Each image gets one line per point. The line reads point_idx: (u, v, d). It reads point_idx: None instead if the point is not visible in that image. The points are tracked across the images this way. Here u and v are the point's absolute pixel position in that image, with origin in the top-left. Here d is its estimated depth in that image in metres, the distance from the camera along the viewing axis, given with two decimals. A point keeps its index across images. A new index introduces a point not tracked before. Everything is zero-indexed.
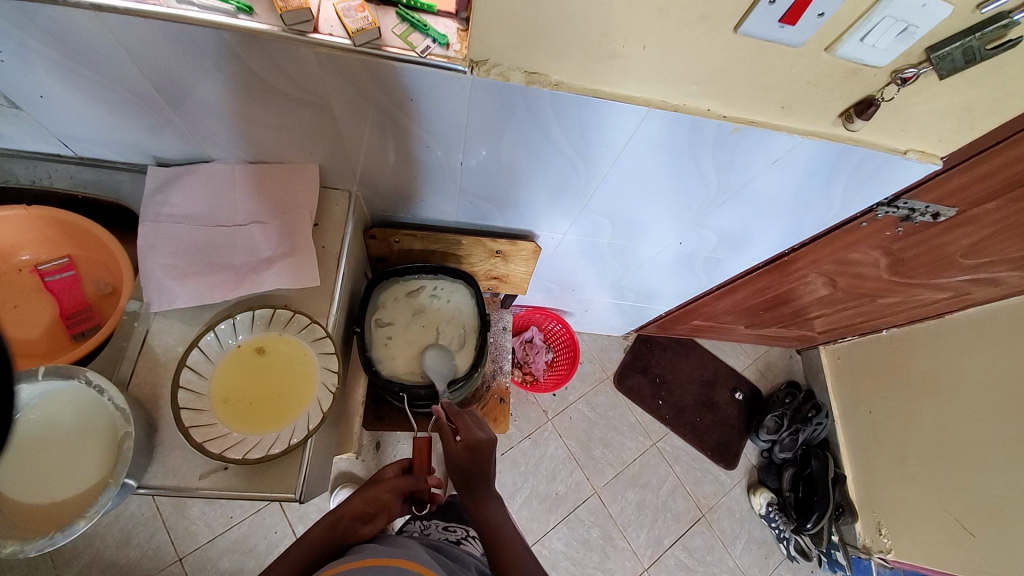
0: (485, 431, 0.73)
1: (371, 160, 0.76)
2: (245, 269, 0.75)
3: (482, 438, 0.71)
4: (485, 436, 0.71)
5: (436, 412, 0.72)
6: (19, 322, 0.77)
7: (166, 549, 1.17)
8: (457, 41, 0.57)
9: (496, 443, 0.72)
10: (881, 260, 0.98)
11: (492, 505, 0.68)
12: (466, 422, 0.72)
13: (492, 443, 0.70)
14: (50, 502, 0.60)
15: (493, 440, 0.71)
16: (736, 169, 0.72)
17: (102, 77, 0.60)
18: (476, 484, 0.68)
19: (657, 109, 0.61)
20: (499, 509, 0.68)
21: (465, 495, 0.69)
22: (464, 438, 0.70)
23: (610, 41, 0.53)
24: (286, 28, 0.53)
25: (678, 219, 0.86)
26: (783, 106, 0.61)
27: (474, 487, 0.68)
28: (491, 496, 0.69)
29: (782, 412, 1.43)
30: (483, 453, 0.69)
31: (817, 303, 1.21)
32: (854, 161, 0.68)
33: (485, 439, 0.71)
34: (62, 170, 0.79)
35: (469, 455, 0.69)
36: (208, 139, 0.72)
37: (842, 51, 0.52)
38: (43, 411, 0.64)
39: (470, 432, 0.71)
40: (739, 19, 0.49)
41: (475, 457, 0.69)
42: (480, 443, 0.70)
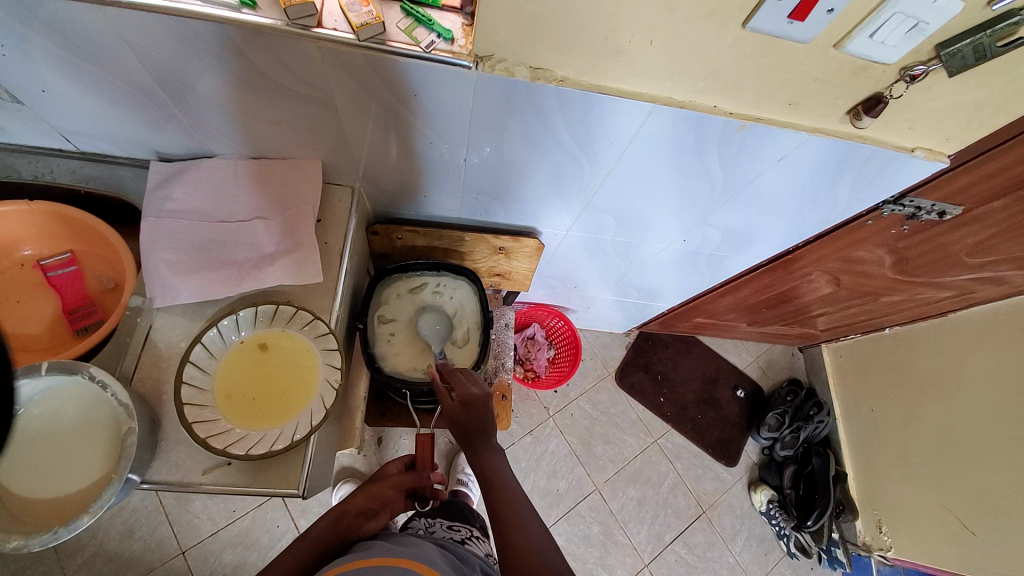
0: (479, 386, 0.72)
1: (373, 155, 0.75)
2: (248, 265, 0.75)
3: (476, 394, 0.70)
4: (479, 390, 0.70)
5: (429, 374, 0.73)
6: (21, 317, 0.77)
7: (169, 543, 1.18)
8: (462, 36, 0.56)
9: (493, 397, 0.71)
10: (886, 259, 0.98)
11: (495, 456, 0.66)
12: (458, 379, 0.71)
13: (486, 398, 0.70)
14: (53, 497, 0.61)
15: (487, 393, 0.71)
16: (742, 165, 0.71)
17: (103, 72, 0.60)
18: (476, 439, 0.67)
19: (664, 106, 0.60)
20: (502, 462, 0.66)
21: (468, 449, 0.68)
22: (459, 394, 0.70)
23: (616, 37, 0.53)
24: (289, 22, 0.53)
25: (681, 216, 0.86)
26: (790, 103, 0.60)
27: (475, 438, 0.67)
28: (493, 447, 0.67)
29: (783, 409, 1.43)
30: (478, 407, 0.69)
31: (820, 301, 1.20)
32: (861, 159, 0.68)
33: (479, 394, 0.70)
34: (64, 165, 0.79)
35: (465, 411, 0.69)
36: (210, 134, 0.72)
37: (851, 48, 0.51)
38: (46, 406, 0.64)
39: (462, 388, 0.70)
40: (748, 15, 0.49)
41: (469, 413, 0.69)
42: (474, 398, 0.70)
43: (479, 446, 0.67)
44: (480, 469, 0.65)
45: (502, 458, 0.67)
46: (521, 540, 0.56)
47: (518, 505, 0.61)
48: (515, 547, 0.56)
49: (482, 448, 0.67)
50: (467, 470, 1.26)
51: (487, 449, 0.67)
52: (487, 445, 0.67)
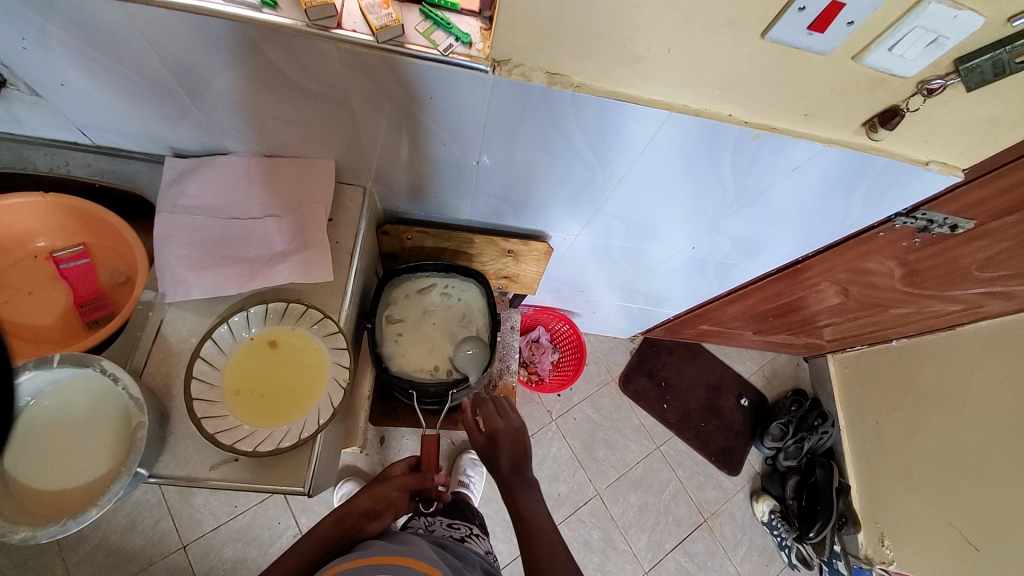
0: (509, 418, 0.73)
1: (386, 156, 0.76)
2: (259, 262, 0.75)
3: (505, 426, 0.71)
4: (507, 424, 0.72)
5: (459, 407, 0.74)
6: (33, 308, 0.78)
7: (171, 537, 1.18)
8: (480, 39, 0.56)
9: (523, 429, 0.72)
10: (895, 270, 0.97)
11: (529, 494, 0.67)
12: (486, 412, 0.73)
13: (516, 430, 0.71)
14: (63, 489, 0.61)
15: (516, 427, 0.72)
16: (755, 174, 0.71)
17: (123, 67, 0.61)
18: (510, 474, 0.68)
19: (679, 114, 0.61)
20: (535, 498, 0.67)
21: (502, 484, 0.68)
22: (488, 427, 0.72)
23: (633, 44, 0.53)
24: (310, 23, 0.53)
25: (692, 224, 0.86)
26: (805, 114, 0.60)
27: (508, 472, 0.68)
28: (528, 483, 0.68)
29: (788, 420, 1.43)
30: (509, 440, 0.70)
31: (827, 311, 1.20)
32: (875, 171, 0.68)
33: (508, 429, 0.71)
34: (79, 159, 0.80)
35: (493, 445, 0.70)
36: (225, 131, 0.72)
37: (869, 60, 0.51)
38: (57, 399, 0.64)
39: (490, 422, 0.72)
40: (767, 25, 0.49)
41: (500, 447, 0.70)
42: (505, 431, 0.71)
43: (513, 481, 0.68)
44: (512, 503, 0.67)
45: (536, 492, 0.68)
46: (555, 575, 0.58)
47: (550, 538, 0.62)
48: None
49: (517, 483, 0.68)
50: (469, 471, 1.26)
51: (522, 484, 0.68)
52: (521, 480, 0.68)
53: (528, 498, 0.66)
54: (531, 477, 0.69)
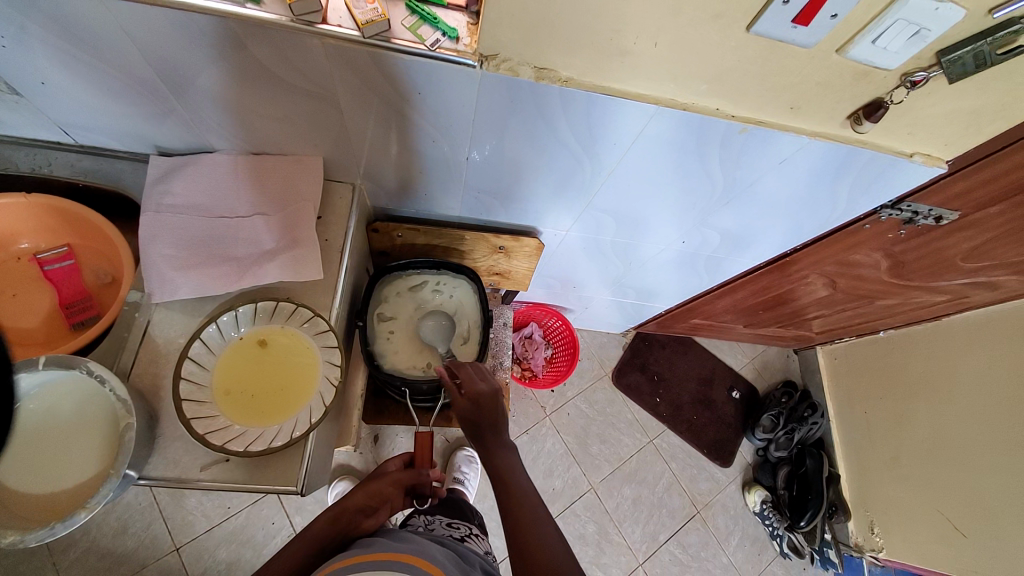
0: (488, 380, 0.73)
1: (374, 153, 0.75)
2: (248, 261, 0.74)
3: (483, 390, 0.71)
4: (488, 387, 0.71)
5: (438, 372, 0.72)
6: (17, 311, 0.76)
7: (163, 539, 1.17)
8: (467, 34, 0.56)
9: (500, 392, 0.72)
10: (881, 262, 0.99)
11: (506, 452, 0.68)
12: (466, 375, 0.72)
13: (494, 394, 0.70)
14: (50, 491, 0.60)
15: (497, 390, 0.71)
16: (743, 167, 0.71)
17: (104, 64, 0.60)
18: (488, 437, 0.69)
19: (667, 107, 0.61)
20: (514, 460, 0.67)
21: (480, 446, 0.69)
22: (468, 391, 0.71)
23: (620, 38, 0.53)
24: (294, 18, 0.53)
25: (681, 218, 0.86)
26: (792, 107, 0.61)
27: (485, 435, 0.69)
28: (504, 443, 0.68)
29: (778, 411, 1.44)
30: (487, 403, 0.70)
31: (816, 304, 1.21)
32: (861, 164, 0.69)
33: (488, 390, 0.71)
34: (62, 158, 0.78)
35: (475, 407, 0.70)
36: (210, 128, 0.71)
37: (854, 53, 0.52)
38: (43, 401, 0.63)
39: (472, 386, 0.71)
40: (753, 18, 0.49)
41: (478, 411, 0.70)
42: (483, 394, 0.70)
43: (491, 443, 0.68)
44: (492, 466, 0.67)
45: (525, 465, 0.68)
46: (535, 540, 0.58)
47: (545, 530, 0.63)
48: (529, 548, 0.57)
49: (495, 444, 0.68)
50: (464, 467, 1.26)
51: (499, 446, 0.68)
52: (499, 441, 0.68)
53: (505, 456, 0.67)
54: (507, 437, 0.69)
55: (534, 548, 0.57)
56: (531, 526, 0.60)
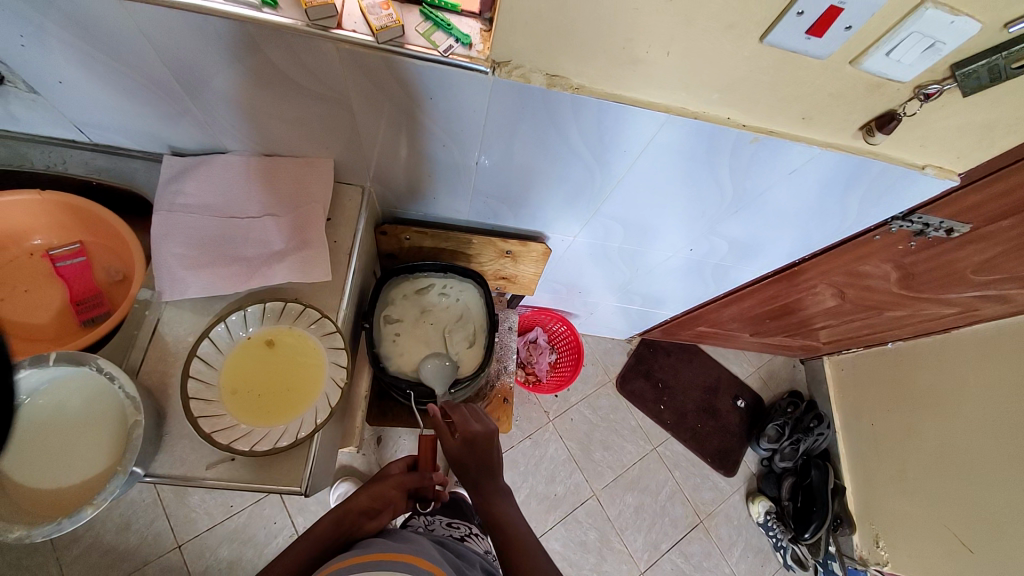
0: (482, 422, 0.72)
1: (384, 156, 0.76)
2: (257, 262, 0.75)
3: (478, 431, 0.70)
4: (482, 427, 0.71)
5: (430, 412, 0.72)
6: (29, 307, 0.77)
7: (166, 536, 1.18)
8: (480, 41, 0.57)
9: (495, 433, 0.71)
10: (891, 274, 0.98)
11: (503, 498, 0.67)
12: (460, 416, 0.71)
13: (489, 434, 0.70)
14: (56, 487, 0.61)
15: (491, 431, 0.71)
16: (753, 177, 0.71)
17: (121, 65, 0.60)
18: (483, 483, 0.68)
19: (677, 116, 0.61)
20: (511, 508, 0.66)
21: (476, 492, 0.68)
22: (461, 431, 0.70)
23: (633, 47, 0.53)
24: (309, 22, 0.53)
25: (690, 226, 0.86)
26: (803, 118, 0.61)
27: (481, 481, 0.68)
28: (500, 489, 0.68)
29: (783, 421, 1.43)
30: (481, 445, 0.69)
31: (823, 314, 1.20)
32: (872, 175, 0.68)
33: (483, 431, 0.70)
34: (77, 157, 0.79)
35: (468, 450, 0.69)
36: (223, 129, 0.72)
37: (867, 64, 0.52)
38: (52, 397, 0.64)
39: (465, 426, 0.70)
40: (766, 29, 0.49)
41: (472, 456, 0.69)
42: (478, 436, 0.70)
43: (488, 489, 0.68)
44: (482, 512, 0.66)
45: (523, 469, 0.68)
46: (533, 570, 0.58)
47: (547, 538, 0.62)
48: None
49: (491, 491, 0.67)
50: None
51: (496, 492, 0.67)
52: (495, 487, 0.68)
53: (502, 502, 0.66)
54: (502, 482, 0.69)
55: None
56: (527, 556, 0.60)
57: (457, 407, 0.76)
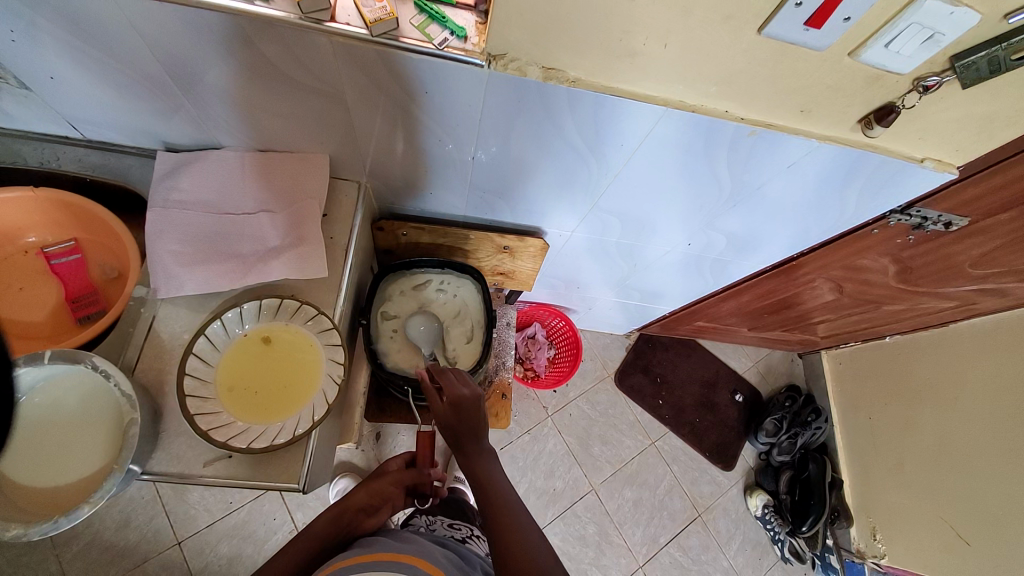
0: (470, 386, 0.71)
1: (380, 151, 0.75)
2: (253, 258, 0.74)
3: (465, 394, 0.69)
4: (469, 391, 0.69)
5: (418, 376, 0.71)
6: (23, 304, 0.77)
7: (165, 533, 1.18)
8: (475, 34, 0.56)
9: (483, 397, 0.70)
10: (889, 268, 0.98)
11: (487, 459, 0.66)
12: (446, 380, 0.70)
13: (476, 399, 0.68)
14: (53, 486, 0.60)
15: (478, 395, 0.69)
16: (752, 170, 0.71)
17: (112, 59, 0.60)
18: (467, 444, 0.67)
19: (675, 109, 0.60)
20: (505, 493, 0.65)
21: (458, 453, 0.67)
22: (448, 395, 0.69)
23: (630, 39, 0.52)
24: (302, 15, 0.52)
25: (688, 220, 0.86)
26: (802, 110, 0.60)
27: (465, 443, 0.67)
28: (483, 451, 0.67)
29: (782, 415, 1.44)
30: (469, 408, 0.68)
31: (822, 308, 1.20)
32: (870, 168, 0.68)
33: (470, 395, 0.69)
34: (70, 153, 0.79)
35: (455, 413, 0.68)
36: (217, 125, 0.71)
37: (866, 56, 0.51)
38: (47, 395, 0.64)
39: (452, 390, 0.69)
40: (764, 21, 0.49)
41: (457, 419, 0.67)
42: (465, 400, 0.68)
43: (471, 450, 0.67)
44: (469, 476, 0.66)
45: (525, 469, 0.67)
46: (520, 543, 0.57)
47: None
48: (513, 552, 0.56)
49: (474, 452, 0.66)
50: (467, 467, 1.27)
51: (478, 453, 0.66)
52: (477, 448, 0.67)
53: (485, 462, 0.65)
54: (486, 444, 0.68)
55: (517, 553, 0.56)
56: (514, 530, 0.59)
57: (445, 368, 0.73)
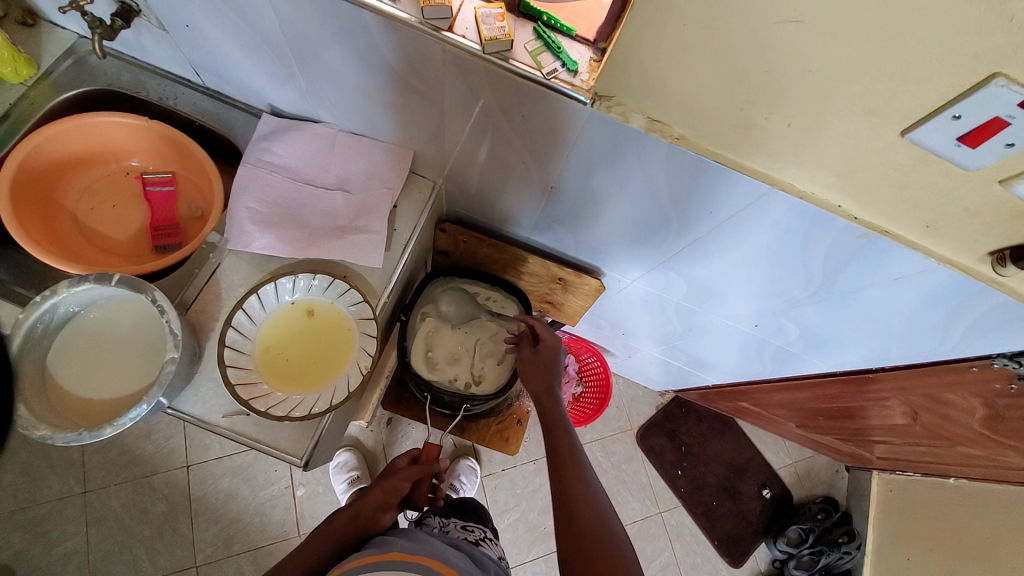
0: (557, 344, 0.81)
1: (463, 157, 0.74)
2: (319, 232, 0.77)
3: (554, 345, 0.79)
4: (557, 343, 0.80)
5: (525, 320, 0.83)
6: (112, 221, 0.83)
7: (177, 454, 1.24)
8: (588, 70, 0.53)
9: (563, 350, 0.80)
10: (977, 410, 0.85)
11: (554, 404, 0.71)
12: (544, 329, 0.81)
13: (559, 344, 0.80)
14: (88, 399, 0.65)
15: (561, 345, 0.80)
16: (848, 273, 0.65)
17: (245, 23, 0.63)
18: (544, 387, 0.74)
19: (781, 191, 0.55)
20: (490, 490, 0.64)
21: (536, 398, 0.74)
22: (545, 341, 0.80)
23: (752, 111, 0.48)
24: (422, 20, 0.53)
25: (760, 301, 0.79)
26: (926, 225, 0.54)
27: (546, 386, 0.74)
28: (556, 397, 0.73)
29: (809, 527, 1.32)
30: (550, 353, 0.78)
31: (886, 428, 1.09)
32: (987, 305, 0.60)
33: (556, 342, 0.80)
34: (188, 95, 0.84)
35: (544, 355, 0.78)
36: (321, 100, 0.74)
37: (1020, 189, 0.44)
38: (107, 313, 0.69)
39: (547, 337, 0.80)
40: (911, 124, 0.43)
41: (542, 368, 0.76)
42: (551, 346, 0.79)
43: (548, 389, 0.74)
44: (549, 422, 0.69)
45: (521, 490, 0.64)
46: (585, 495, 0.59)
47: None
48: (590, 532, 0.56)
49: (548, 397, 0.73)
50: (465, 480, 1.25)
51: (549, 395, 0.72)
52: (551, 391, 0.73)
53: (554, 405, 0.71)
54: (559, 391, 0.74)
55: (594, 528, 0.56)
56: (590, 505, 0.58)
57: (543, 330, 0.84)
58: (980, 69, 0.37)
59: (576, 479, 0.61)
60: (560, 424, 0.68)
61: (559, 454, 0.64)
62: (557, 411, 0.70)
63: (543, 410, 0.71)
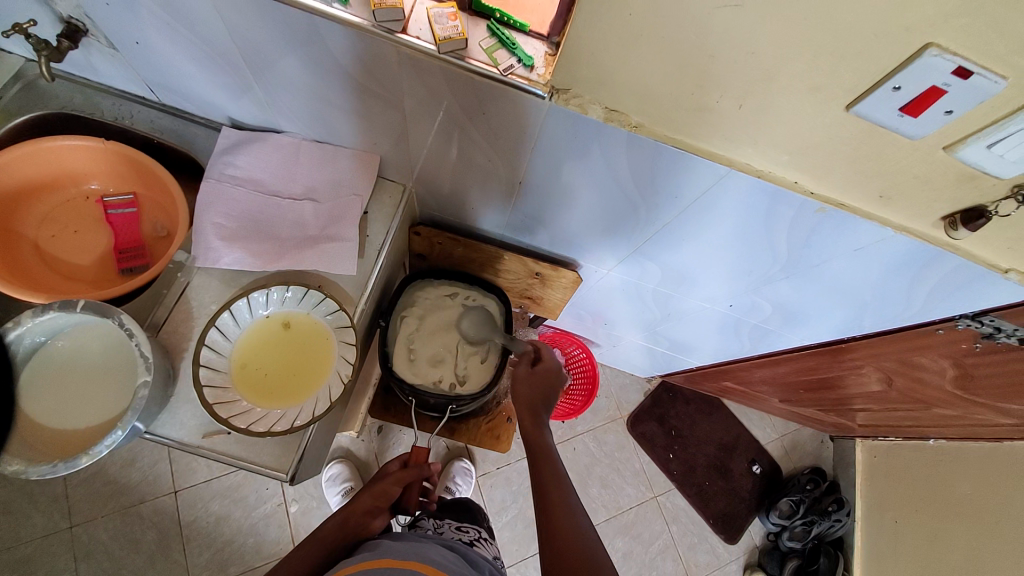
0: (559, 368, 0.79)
1: (430, 158, 0.74)
2: (289, 244, 0.76)
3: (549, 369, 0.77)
4: (555, 368, 0.78)
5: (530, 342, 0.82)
6: (76, 247, 0.81)
7: (164, 480, 1.22)
8: (543, 64, 0.53)
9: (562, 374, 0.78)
10: (947, 371, 0.87)
11: (542, 434, 0.69)
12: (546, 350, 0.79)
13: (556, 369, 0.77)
14: (61, 429, 0.63)
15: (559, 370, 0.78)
16: (813, 247, 0.66)
17: (194, 36, 0.62)
18: (534, 411, 0.72)
19: (739, 171, 0.57)
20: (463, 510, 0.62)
21: (523, 423, 0.72)
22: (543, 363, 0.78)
23: (704, 94, 0.49)
24: (375, 23, 0.52)
25: (733, 280, 0.81)
26: (881, 195, 0.55)
27: (534, 412, 0.72)
28: (541, 425, 0.70)
29: (799, 498, 1.35)
30: (544, 376, 0.76)
31: (866, 396, 1.11)
32: (945, 269, 0.62)
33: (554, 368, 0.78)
34: (144, 113, 0.83)
35: (536, 379, 0.76)
36: (281, 110, 0.73)
37: (963, 154, 0.46)
38: (77, 341, 0.67)
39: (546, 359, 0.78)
40: (855, 98, 0.45)
41: (540, 392, 0.74)
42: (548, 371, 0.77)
43: (536, 417, 0.72)
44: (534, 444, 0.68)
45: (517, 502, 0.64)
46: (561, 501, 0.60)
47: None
48: (561, 529, 0.57)
49: (535, 420, 0.71)
50: (460, 481, 1.25)
51: (535, 422, 0.71)
52: (539, 422, 0.71)
53: (540, 434, 0.69)
54: (546, 421, 0.72)
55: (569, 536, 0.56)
56: (562, 504, 0.59)
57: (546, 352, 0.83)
58: (914, 40, 0.39)
59: (556, 495, 0.61)
60: (545, 455, 0.66)
61: (544, 497, 0.61)
62: (543, 442, 0.68)
63: (530, 437, 0.69)
